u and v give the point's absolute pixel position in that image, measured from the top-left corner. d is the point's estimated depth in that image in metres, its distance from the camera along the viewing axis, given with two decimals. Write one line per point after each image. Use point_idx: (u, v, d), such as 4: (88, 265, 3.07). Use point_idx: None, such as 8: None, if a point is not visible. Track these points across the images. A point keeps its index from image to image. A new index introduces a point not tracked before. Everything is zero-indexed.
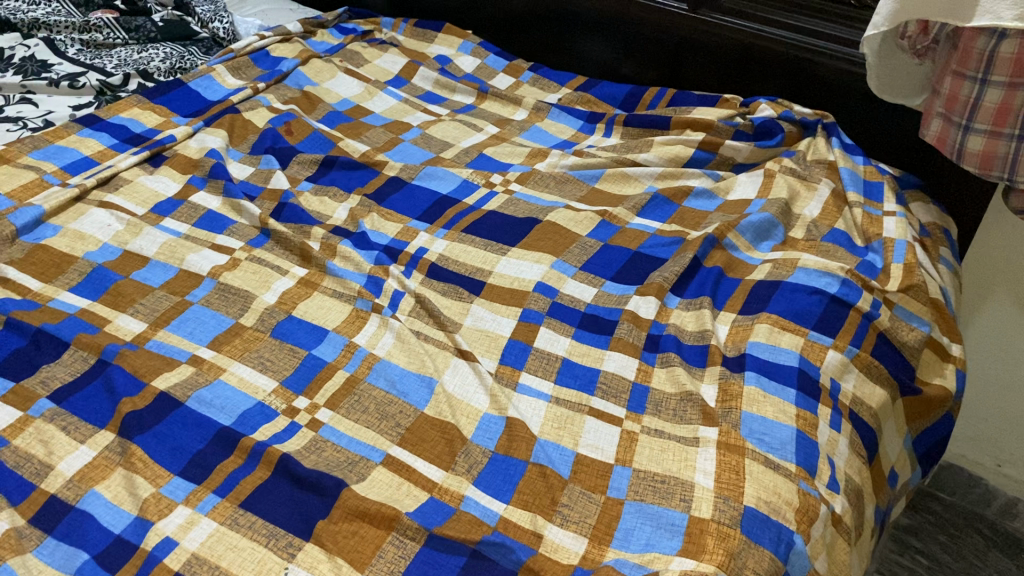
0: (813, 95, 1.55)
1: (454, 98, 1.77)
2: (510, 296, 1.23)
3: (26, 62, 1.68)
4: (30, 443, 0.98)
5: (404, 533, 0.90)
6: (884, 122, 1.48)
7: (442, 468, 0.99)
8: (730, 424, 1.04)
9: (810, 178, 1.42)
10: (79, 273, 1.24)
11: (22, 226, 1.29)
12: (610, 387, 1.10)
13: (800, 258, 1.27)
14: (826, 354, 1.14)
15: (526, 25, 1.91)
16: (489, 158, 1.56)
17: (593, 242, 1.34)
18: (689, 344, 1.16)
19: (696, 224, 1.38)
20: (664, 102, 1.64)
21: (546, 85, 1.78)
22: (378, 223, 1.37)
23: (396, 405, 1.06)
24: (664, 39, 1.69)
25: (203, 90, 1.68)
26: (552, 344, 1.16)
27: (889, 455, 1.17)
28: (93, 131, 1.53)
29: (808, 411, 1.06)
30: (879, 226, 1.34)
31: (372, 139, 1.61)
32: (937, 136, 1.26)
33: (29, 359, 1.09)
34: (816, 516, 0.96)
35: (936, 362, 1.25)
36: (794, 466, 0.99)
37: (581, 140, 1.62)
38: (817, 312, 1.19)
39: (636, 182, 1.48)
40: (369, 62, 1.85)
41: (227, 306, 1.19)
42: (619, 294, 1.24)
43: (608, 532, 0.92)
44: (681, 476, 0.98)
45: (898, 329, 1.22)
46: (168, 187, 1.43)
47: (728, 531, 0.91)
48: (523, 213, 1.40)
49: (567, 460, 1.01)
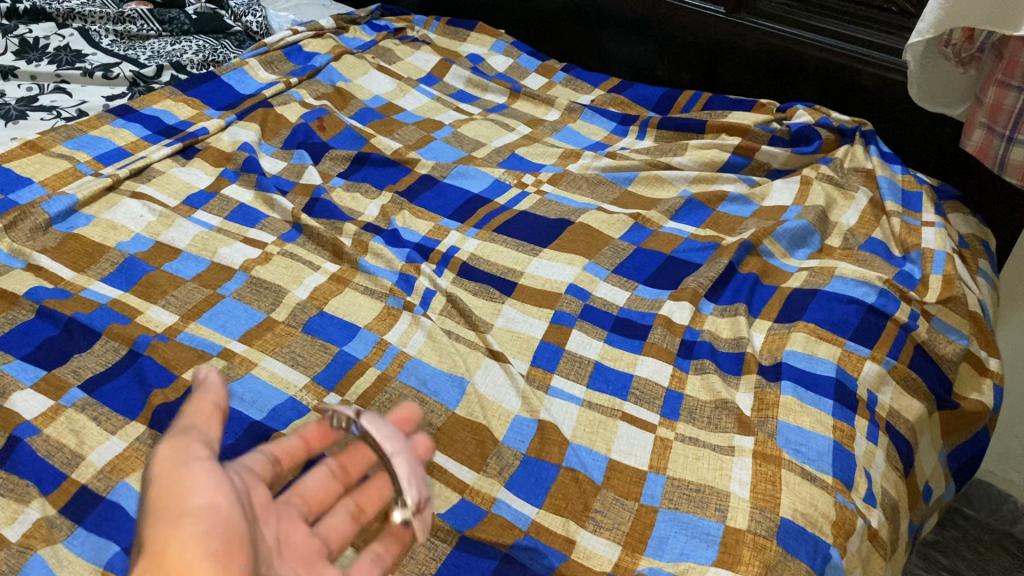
0: (851, 102, 1.53)
1: (486, 97, 1.76)
2: (542, 297, 1.22)
3: (61, 52, 1.68)
4: (62, 432, 0.97)
5: (435, 534, 0.89)
6: (922, 131, 1.46)
7: (474, 469, 0.98)
8: (766, 433, 1.02)
9: (847, 186, 1.40)
10: (111, 263, 1.24)
11: (55, 214, 1.29)
12: (644, 393, 1.08)
13: (837, 267, 1.25)
14: (864, 365, 1.12)
15: (559, 25, 1.90)
16: (520, 158, 1.55)
17: (626, 246, 1.33)
18: (725, 351, 1.15)
19: (731, 229, 1.36)
20: (698, 105, 1.63)
21: (579, 86, 1.77)
22: (409, 220, 1.37)
23: (426, 404, 1.05)
24: (699, 42, 1.68)
25: (235, 83, 1.68)
26: (584, 347, 1.14)
27: (924, 469, 1.15)
28: (127, 121, 1.52)
29: (845, 423, 1.04)
30: (918, 237, 1.32)
31: (404, 136, 1.60)
32: (979, 146, 1.24)
33: (61, 348, 1.09)
34: (853, 529, 0.94)
35: (972, 376, 1.22)
36: (831, 478, 0.97)
37: (613, 142, 1.60)
38: (854, 322, 1.17)
39: (670, 186, 1.46)
40: (401, 60, 1.85)
41: (259, 300, 1.19)
42: (653, 298, 1.22)
43: (641, 540, 0.91)
44: (716, 485, 0.96)
45: (936, 341, 1.20)
46: (200, 179, 1.42)
47: (764, 543, 0.89)
48: (555, 214, 1.39)
49: (600, 465, 0.99)
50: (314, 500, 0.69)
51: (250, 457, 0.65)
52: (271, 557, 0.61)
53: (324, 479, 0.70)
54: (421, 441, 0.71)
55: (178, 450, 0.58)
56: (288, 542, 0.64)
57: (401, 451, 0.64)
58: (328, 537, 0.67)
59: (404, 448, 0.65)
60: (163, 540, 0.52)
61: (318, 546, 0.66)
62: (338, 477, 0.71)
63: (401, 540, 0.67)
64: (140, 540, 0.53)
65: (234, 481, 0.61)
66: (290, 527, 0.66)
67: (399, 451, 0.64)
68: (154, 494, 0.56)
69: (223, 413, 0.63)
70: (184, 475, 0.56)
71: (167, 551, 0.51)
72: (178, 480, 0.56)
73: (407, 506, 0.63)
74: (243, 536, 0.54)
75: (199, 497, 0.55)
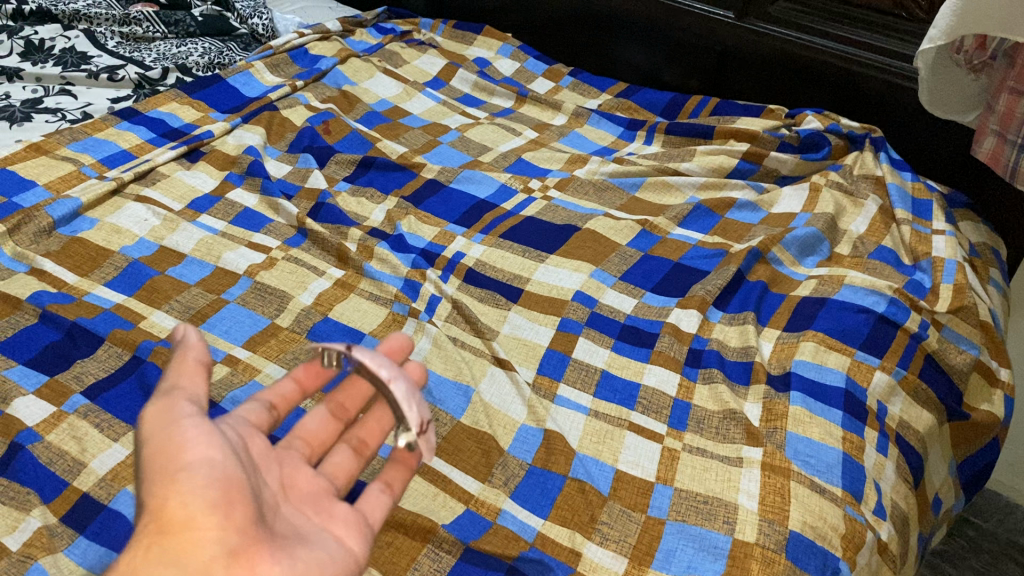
0: (860, 108, 1.52)
1: (492, 102, 1.75)
2: (549, 304, 1.21)
3: (66, 53, 1.68)
4: (64, 439, 0.96)
5: (439, 545, 0.88)
6: (933, 138, 1.44)
7: (479, 479, 0.97)
8: (775, 444, 1.01)
9: (857, 194, 1.39)
10: (115, 267, 1.23)
11: (59, 218, 1.28)
12: (651, 402, 1.07)
13: (847, 275, 1.24)
14: (874, 375, 1.11)
15: (566, 29, 1.89)
16: (527, 163, 1.54)
17: (633, 252, 1.32)
18: (733, 360, 1.13)
19: (740, 236, 1.35)
20: (706, 110, 1.62)
21: (586, 91, 1.76)
22: (415, 225, 1.35)
23: (432, 413, 1.04)
24: (708, 47, 1.67)
25: (241, 86, 1.67)
26: (591, 355, 1.13)
27: (934, 481, 1.14)
28: (132, 124, 1.51)
29: (855, 434, 1.03)
30: (928, 245, 1.31)
31: (410, 140, 1.59)
32: (990, 153, 1.23)
33: (64, 353, 1.08)
34: (863, 543, 0.93)
35: (983, 387, 1.20)
36: (840, 490, 0.96)
37: (621, 147, 1.59)
38: (864, 331, 1.15)
39: (678, 192, 1.45)
40: (408, 63, 1.84)
41: (263, 306, 1.18)
42: (660, 305, 1.21)
43: (648, 553, 0.90)
44: (724, 497, 0.95)
45: (946, 351, 1.19)
46: (204, 183, 1.42)
47: (773, 557, 0.88)
48: (562, 219, 1.38)
49: (607, 476, 0.98)
50: (316, 440, 0.75)
51: (247, 407, 0.71)
52: (277, 499, 0.66)
53: (324, 420, 0.76)
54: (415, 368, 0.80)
55: (165, 410, 0.63)
56: (294, 481, 0.69)
57: (397, 376, 0.71)
58: (333, 474, 0.72)
59: (399, 374, 0.72)
60: (163, 495, 0.57)
61: (325, 483, 0.70)
62: (337, 416, 0.76)
63: (406, 466, 0.72)
64: (141, 495, 0.59)
65: (230, 431, 0.66)
66: (294, 468, 0.70)
67: (395, 375, 0.71)
68: (149, 452, 0.61)
69: (205, 368, 0.68)
70: (176, 432, 0.61)
71: (167, 507, 0.57)
72: (170, 437, 0.61)
73: (411, 428, 0.70)
74: (241, 484, 0.60)
75: (194, 451, 0.60)
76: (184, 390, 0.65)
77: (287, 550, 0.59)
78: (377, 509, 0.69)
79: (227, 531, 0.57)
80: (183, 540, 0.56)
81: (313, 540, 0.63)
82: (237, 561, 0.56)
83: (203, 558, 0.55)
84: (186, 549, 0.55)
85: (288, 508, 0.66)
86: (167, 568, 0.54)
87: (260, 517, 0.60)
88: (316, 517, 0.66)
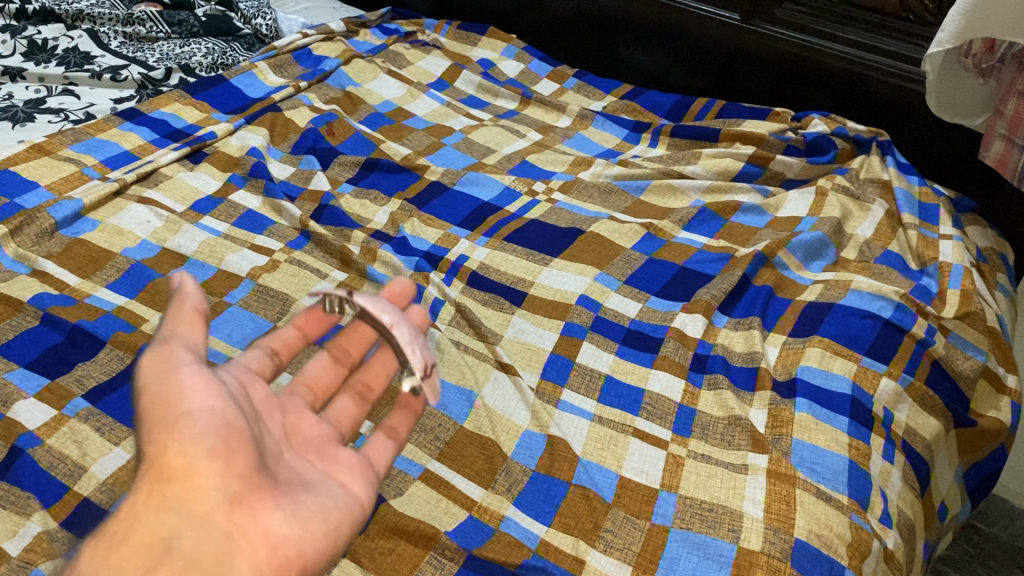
0: (867, 112, 1.51)
1: (497, 103, 1.74)
2: (553, 308, 1.20)
3: (69, 53, 1.67)
4: (65, 443, 0.95)
5: (442, 552, 0.87)
6: (940, 142, 1.44)
7: (482, 485, 0.96)
8: (781, 451, 1.00)
9: (863, 198, 1.38)
10: (117, 269, 1.22)
11: (61, 219, 1.28)
12: (656, 408, 1.06)
13: (853, 280, 1.24)
14: (880, 381, 1.10)
15: (571, 30, 1.88)
16: (531, 165, 1.53)
17: (638, 256, 1.31)
18: (738, 366, 1.13)
19: (745, 240, 1.34)
20: (712, 113, 1.61)
21: (591, 92, 1.75)
22: (418, 228, 1.35)
23: (435, 418, 1.04)
24: (715, 49, 1.66)
25: (245, 87, 1.66)
26: (595, 360, 1.13)
27: (940, 488, 1.13)
28: (135, 124, 1.51)
29: (861, 441, 1.02)
30: (935, 250, 1.30)
31: (414, 142, 1.58)
32: (998, 158, 1.22)
33: (65, 356, 1.07)
34: (869, 551, 0.92)
35: (990, 394, 1.20)
36: (846, 498, 0.95)
37: (625, 150, 1.59)
38: (871, 337, 1.14)
39: (683, 195, 1.44)
40: (412, 64, 1.83)
41: (266, 308, 1.17)
42: (665, 310, 1.21)
43: (652, 561, 0.89)
44: (729, 505, 0.94)
45: (953, 357, 1.18)
46: (207, 184, 1.41)
47: (778, 565, 0.87)
48: (566, 222, 1.37)
49: (611, 482, 0.98)
50: (320, 386, 0.74)
51: (250, 356, 0.71)
52: (280, 447, 0.65)
53: (328, 365, 0.76)
54: (417, 311, 0.80)
55: (162, 356, 0.61)
56: (298, 427, 0.68)
57: (398, 321, 0.71)
58: (337, 419, 0.72)
59: (401, 318, 0.71)
60: (162, 442, 0.57)
61: (330, 429, 0.70)
62: (341, 362, 0.76)
63: (412, 411, 0.72)
64: (141, 443, 0.58)
65: (231, 379, 0.65)
66: (298, 415, 0.70)
67: (397, 320, 0.70)
68: (145, 397, 0.59)
69: (203, 316, 0.66)
70: (174, 378, 0.60)
71: (166, 455, 0.56)
72: (168, 383, 0.59)
73: (415, 371, 0.69)
74: (242, 430, 0.59)
75: (194, 398, 0.59)
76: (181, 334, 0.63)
77: (290, 497, 0.59)
78: (383, 455, 0.69)
79: (227, 479, 0.56)
80: (186, 487, 0.55)
81: (318, 487, 0.62)
82: (239, 507, 0.56)
83: (205, 505, 0.55)
84: (189, 494, 0.55)
85: (293, 454, 0.65)
86: (168, 515, 0.54)
87: (263, 463, 0.59)
88: (320, 462, 0.65)
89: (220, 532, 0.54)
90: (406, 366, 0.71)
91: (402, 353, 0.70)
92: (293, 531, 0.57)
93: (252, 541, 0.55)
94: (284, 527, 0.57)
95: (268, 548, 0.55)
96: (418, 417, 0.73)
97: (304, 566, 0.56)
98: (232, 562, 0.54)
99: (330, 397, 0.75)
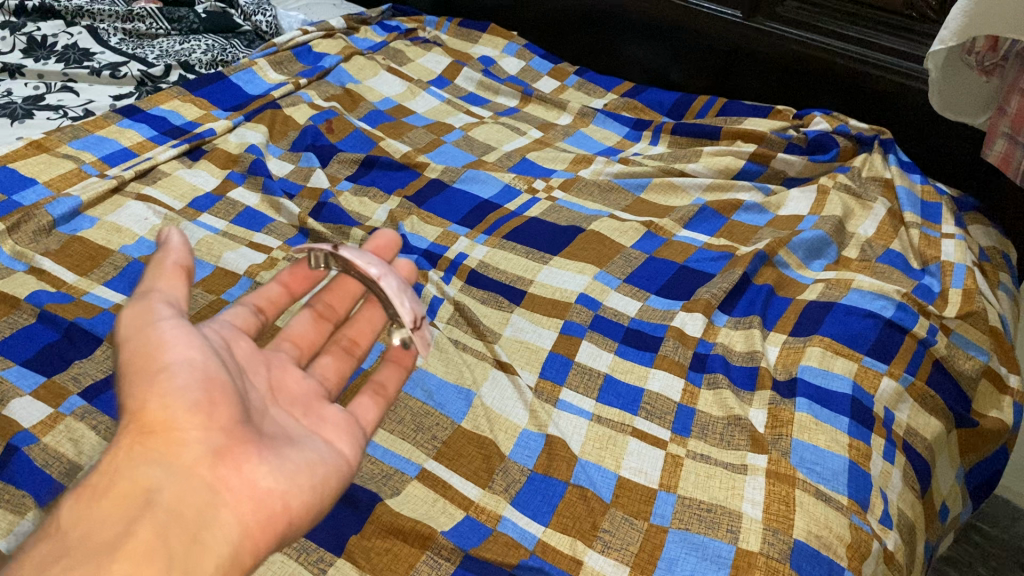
0: (869, 110, 1.50)
1: (497, 100, 1.73)
2: (552, 306, 1.20)
3: (69, 50, 1.67)
4: (60, 441, 0.95)
5: (438, 552, 0.87)
6: (943, 140, 1.43)
7: (479, 485, 0.96)
8: (780, 452, 1.00)
9: (865, 196, 1.37)
10: (115, 267, 1.22)
11: (59, 216, 1.27)
12: (655, 407, 1.06)
13: (855, 279, 1.23)
14: (881, 381, 1.09)
15: (572, 27, 1.87)
16: (532, 163, 1.53)
17: (638, 254, 1.30)
18: (738, 365, 1.12)
19: (746, 239, 1.33)
20: (713, 110, 1.60)
21: (592, 90, 1.75)
22: (417, 226, 1.34)
23: (432, 417, 1.03)
24: (715, 47, 1.65)
25: (244, 84, 1.66)
26: (594, 359, 1.12)
27: (941, 488, 1.12)
28: (133, 121, 1.50)
29: (861, 441, 1.01)
30: (937, 249, 1.29)
31: (414, 139, 1.58)
32: (1001, 156, 1.20)
33: (62, 354, 1.07)
34: (869, 552, 0.91)
35: (992, 394, 1.18)
36: (846, 499, 0.95)
37: (626, 147, 1.58)
38: (872, 336, 1.14)
39: (683, 193, 1.43)
40: (412, 61, 1.83)
41: None
42: (664, 309, 1.20)
43: (650, 561, 0.88)
44: (728, 505, 0.93)
45: (955, 357, 1.17)
46: (206, 182, 1.40)
47: (777, 567, 0.86)
48: (566, 220, 1.37)
49: (609, 483, 0.97)
50: (304, 342, 0.80)
51: (234, 313, 0.75)
52: (266, 401, 0.69)
53: (310, 323, 0.82)
54: (404, 263, 0.89)
55: (142, 312, 0.64)
56: (284, 382, 0.73)
57: (385, 275, 0.79)
58: (321, 374, 0.78)
59: (386, 272, 0.80)
60: (142, 397, 0.60)
61: (315, 384, 0.76)
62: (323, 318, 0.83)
63: (397, 363, 0.79)
64: (122, 395, 0.61)
65: (215, 335, 0.69)
66: (282, 369, 0.74)
67: (384, 274, 0.79)
68: (127, 351, 0.62)
69: (184, 270, 0.68)
70: (154, 331, 0.62)
71: (147, 409, 0.59)
72: (149, 337, 0.62)
73: (405, 324, 0.77)
74: (224, 384, 0.62)
75: (174, 352, 0.62)
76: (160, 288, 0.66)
77: (275, 451, 0.63)
78: (368, 411, 0.74)
79: (210, 432, 0.60)
80: (167, 440, 0.58)
81: (303, 442, 0.66)
82: (222, 460, 0.59)
83: (188, 457, 0.58)
84: (171, 448, 0.58)
85: (278, 409, 0.70)
86: (151, 467, 0.57)
87: (247, 417, 0.63)
88: (305, 418, 0.70)
89: (204, 484, 0.58)
90: (395, 319, 0.79)
91: (391, 305, 0.78)
92: (278, 484, 0.61)
93: (235, 492, 0.59)
94: (270, 480, 0.60)
95: (253, 500, 0.59)
96: (404, 371, 0.79)
97: (289, 518, 0.61)
98: (216, 513, 0.57)
99: (315, 352, 0.81)
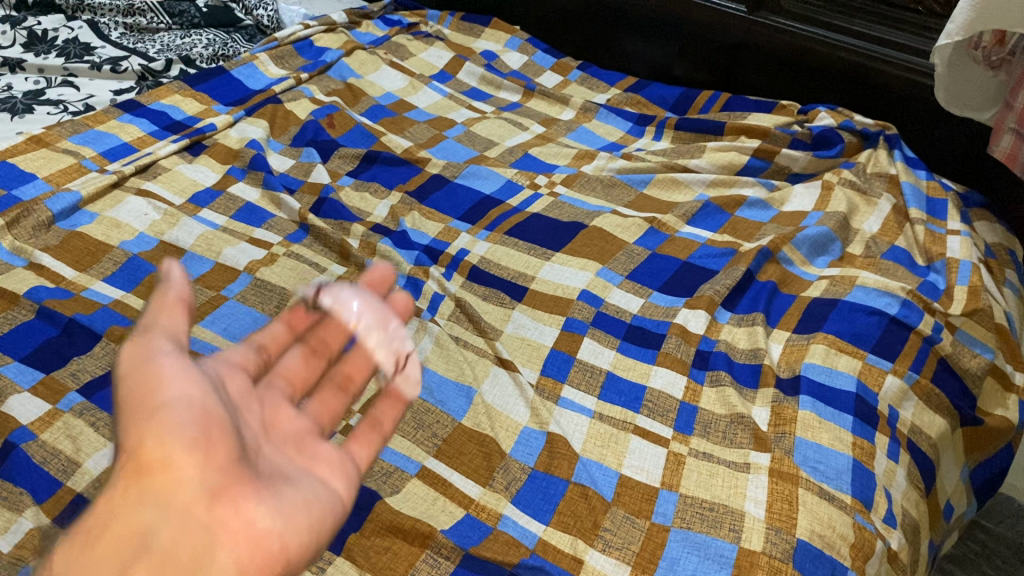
0: (873, 105, 1.49)
1: (499, 95, 1.72)
2: (554, 303, 1.19)
3: (69, 44, 1.66)
4: (59, 438, 0.95)
5: (438, 551, 0.86)
6: (948, 136, 1.41)
7: (479, 483, 0.95)
8: (784, 450, 0.99)
9: (870, 192, 1.36)
10: (114, 262, 1.21)
11: (59, 212, 1.27)
12: (657, 405, 1.05)
13: (859, 276, 1.22)
14: (885, 379, 1.08)
15: (574, 21, 1.86)
16: (534, 158, 1.52)
17: (640, 250, 1.29)
18: (741, 363, 1.11)
19: (750, 235, 1.32)
20: (718, 105, 1.59)
21: (595, 85, 1.74)
22: (419, 222, 1.33)
23: (433, 414, 1.02)
24: (719, 42, 1.64)
25: (245, 78, 1.65)
26: (596, 356, 1.11)
27: (945, 487, 1.11)
28: (134, 116, 1.50)
29: (865, 440, 1.01)
30: (942, 245, 1.28)
31: (415, 134, 1.57)
32: (1007, 152, 1.19)
33: (61, 350, 1.06)
34: (873, 552, 0.90)
35: (998, 392, 1.17)
36: (850, 498, 0.94)
37: (629, 142, 1.57)
38: (876, 334, 1.13)
39: (687, 189, 1.42)
40: (414, 56, 1.82)
41: (263, 302, 1.16)
42: (667, 305, 1.19)
43: (652, 561, 0.87)
44: (731, 504, 0.93)
45: (960, 355, 1.16)
46: (206, 177, 1.40)
47: (780, 566, 0.86)
48: (568, 216, 1.36)
49: (611, 481, 0.96)
50: (298, 379, 0.71)
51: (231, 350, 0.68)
52: (260, 441, 0.62)
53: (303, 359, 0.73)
54: (400, 297, 0.84)
55: (141, 346, 0.58)
56: (279, 421, 0.66)
57: None
58: (320, 413, 0.70)
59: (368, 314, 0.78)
60: (138, 435, 0.54)
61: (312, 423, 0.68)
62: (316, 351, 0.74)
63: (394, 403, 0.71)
64: (116, 434, 0.55)
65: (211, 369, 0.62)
66: (276, 408, 0.67)
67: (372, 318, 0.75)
68: (123, 386, 0.56)
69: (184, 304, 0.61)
70: (153, 366, 0.56)
71: (143, 448, 0.53)
72: (146, 372, 0.56)
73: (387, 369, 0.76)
74: (223, 424, 0.56)
75: (173, 389, 0.56)
76: (160, 322, 0.59)
77: (273, 492, 0.57)
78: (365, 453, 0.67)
79: (207, 471, 0.54)
80: (163, 480, 0.52)
81: (300, 482, 0.60)
82: (219, 501, 0.53)
83: (185, 498, 0.52)
84: (166, 488, 0.52)
85: (271, 447, 0.62)
86: (144, 508, 0.51)
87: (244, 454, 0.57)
88: (300, 458, 0.63)
89: (200, 527, 0.52)
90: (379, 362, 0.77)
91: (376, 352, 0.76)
92: (275, 525, 0.54)
93: (232, 534, 0.52)
94: (267, 521, 0.54)
95: (251, 542, 0.53)
96: (404, 407, 0.72)
97: (289, 561, 0.54)
98: (211, 557, 0.51)
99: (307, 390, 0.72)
